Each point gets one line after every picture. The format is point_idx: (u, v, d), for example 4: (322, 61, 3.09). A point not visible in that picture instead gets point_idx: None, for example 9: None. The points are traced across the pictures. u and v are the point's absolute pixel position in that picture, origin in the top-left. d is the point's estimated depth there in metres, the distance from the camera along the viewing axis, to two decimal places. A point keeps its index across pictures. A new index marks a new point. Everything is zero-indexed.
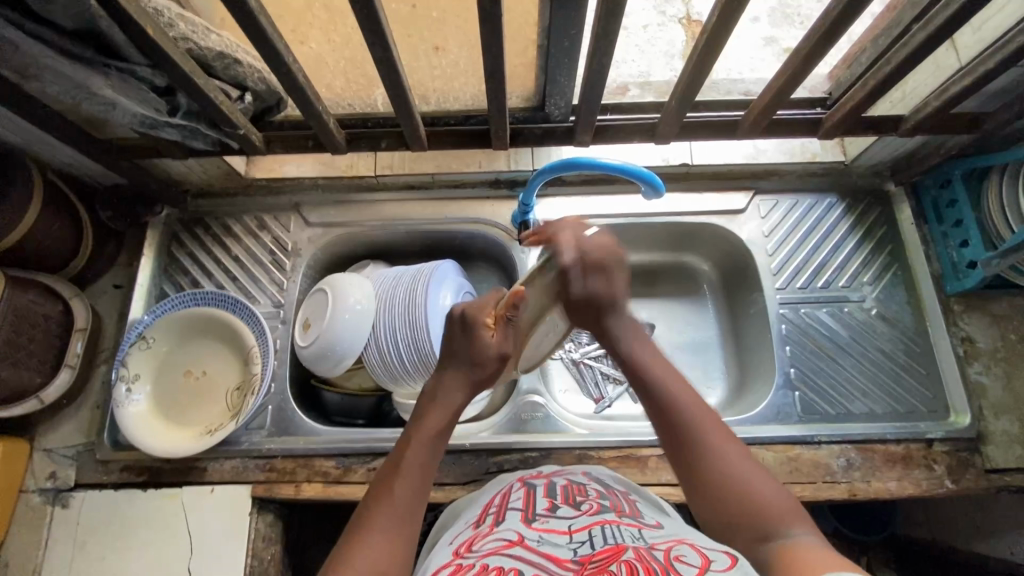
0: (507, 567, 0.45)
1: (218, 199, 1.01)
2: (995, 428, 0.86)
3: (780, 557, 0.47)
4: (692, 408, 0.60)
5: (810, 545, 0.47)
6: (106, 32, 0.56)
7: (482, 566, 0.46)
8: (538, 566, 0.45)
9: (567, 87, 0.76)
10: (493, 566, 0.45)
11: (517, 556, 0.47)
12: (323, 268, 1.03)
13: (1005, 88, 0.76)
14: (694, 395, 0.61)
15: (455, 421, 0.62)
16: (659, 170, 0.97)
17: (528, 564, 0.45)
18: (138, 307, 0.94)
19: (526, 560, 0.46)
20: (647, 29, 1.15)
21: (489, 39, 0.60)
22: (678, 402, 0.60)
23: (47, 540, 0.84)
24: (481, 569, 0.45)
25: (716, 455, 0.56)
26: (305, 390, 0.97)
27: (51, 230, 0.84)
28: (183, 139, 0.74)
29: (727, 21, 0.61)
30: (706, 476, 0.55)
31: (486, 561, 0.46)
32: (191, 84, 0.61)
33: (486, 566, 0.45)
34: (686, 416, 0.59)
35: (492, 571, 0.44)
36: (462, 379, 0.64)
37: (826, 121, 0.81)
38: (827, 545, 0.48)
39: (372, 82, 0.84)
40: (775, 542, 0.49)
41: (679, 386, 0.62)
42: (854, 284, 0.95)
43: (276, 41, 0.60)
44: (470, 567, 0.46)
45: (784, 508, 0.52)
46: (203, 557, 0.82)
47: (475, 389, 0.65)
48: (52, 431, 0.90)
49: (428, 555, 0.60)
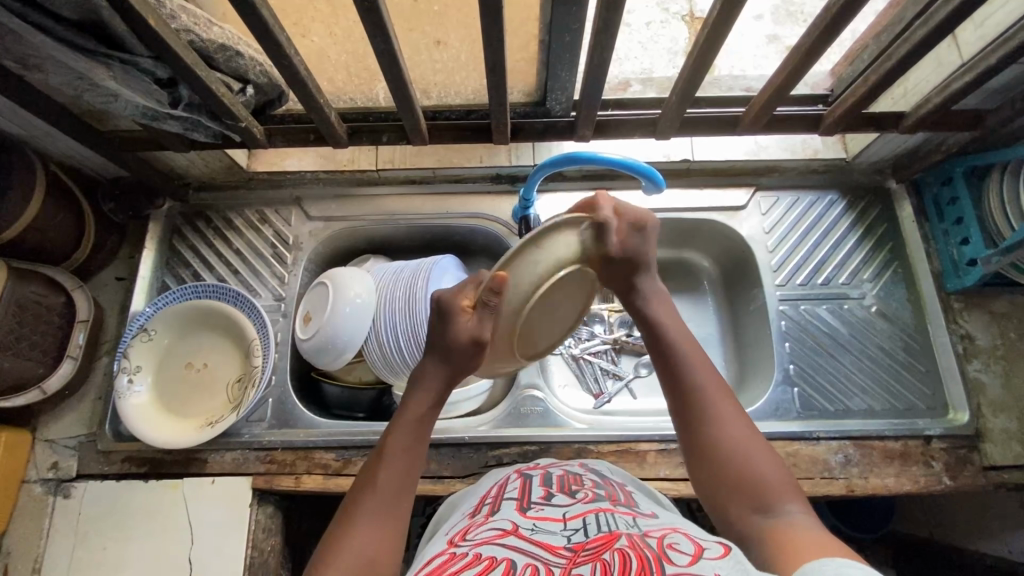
0: (499, 558, 0.45)
1: (220, 193, 1.01)
2: (994, 425, 0.86)
3: (767, 535, 0.48)
4: (703, 378, 0.59)
5: (801, 526, 0.48)
6: (108, 22, 0.55)
7: (475, 555, 0.46)
8: (530, 554, 0.46)
9: (568, 82, 0.76)
10: (485, 556, 0.45)
11: (509, 545, 0.47)
12: (324, 262, 1.03)
13: (1006, 85, 0.76)
14: (708, 369, 0.61)
15: (440, 400, 0.61)
16: (660, 166, 0.97)
17: (520, 553, 0.46)
18: (141, 298, 0.94)
19: (518, 549, 0.46)
20: (650, 26, 1.15)
21: (491, 33, 0.60)
22: (687, 371, 0.60)
23: (48, 530, 0.84)
24: (473, 558, 0.46)
25: (721, 428, 0.56)
26: (305, 382, 0.98)
27: (54, 222, 0.84)
28: (185, 131, 0.75)
29: (727, 15, 0.61)
30: (710, 447, 0.55)
31: (479, 550, 0.47)
32: (193, 76, 0.62)
33: (478, 555, 0.46)
34: (695, 386, 0.59)
35: (484, 561, 0.45)
36: (442, 367, 0.61)
37: (826, 117, 0.81)
38: (821, 527, 0.48)
39: (374, 76, 0.84)
40: (768, 518, 0.50)
41: (694, 358, 0.61)
42: (854, 281, 0.95)
43: (278, 33, 0.60)
44: (463, 556, 0.46)
45: (783, 486, 0.52)
46: (203, 548, 0.82)
47: (454, 377, 0.62)
48: (55, 422, 0.90)
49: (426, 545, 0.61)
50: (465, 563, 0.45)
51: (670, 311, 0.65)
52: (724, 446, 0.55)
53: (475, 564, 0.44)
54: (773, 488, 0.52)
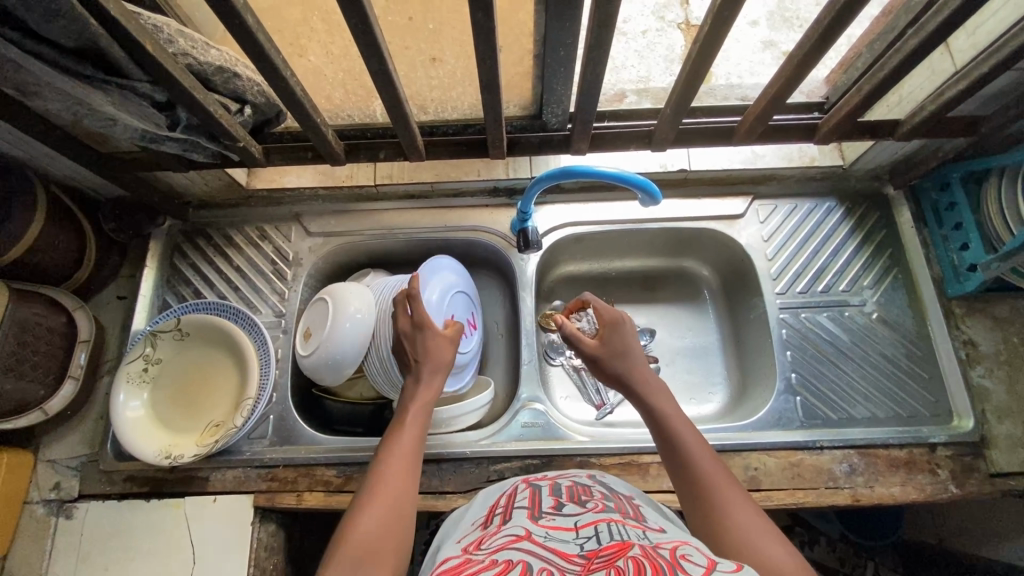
0: (515, 561, 0.45)
1: (218, 210, 1.02)
2: (999, 432, 0.85)
3: None
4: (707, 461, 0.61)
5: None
6: (106, 50, 0.56)
7: (493, 561, 0.45)
8: (548, 558, 0.45)
9: (564, 96, 0.76)
10: (502, 560, 0.45)
11: (525, 549, 0.47)
12: (325, 278, 1.03)
13: (1002, 90, 0.76)
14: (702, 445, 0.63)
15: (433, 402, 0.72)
16: (657, 176, 0.97)
17: (536, 558, 0.45)
18: (142, 317, 0.95)
19: (535, 552, 0.46)
20: (646, 34, 1.16)
21: (484, 50, 0.60)
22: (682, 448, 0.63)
23: (51, 551, 0.84)
24: (490, 564, 0.45)
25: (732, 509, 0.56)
26: (306, 399, 0.98)
27: (53, 244, 0.85)
28: (183, 152, 0.76)
29: (717, 32, 0.62)
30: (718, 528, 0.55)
31: (496, 556, 0.46)
32: (190, 98, 0.62)
33: (495, 561, 0.45)
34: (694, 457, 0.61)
35: (501, 565, 0.44)
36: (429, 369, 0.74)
37: (821, 126, 0.81)
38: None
39: (370, 93, 0.85)
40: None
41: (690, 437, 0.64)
42: (855, 288, 0.95)
43: (274, 56, 0.61)
44: (479, 563, 0.46)
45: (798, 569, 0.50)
46: (205, 565, 0.82)
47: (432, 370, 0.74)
48: (57, 441, 0.91)
49: (434, 549, 0.61)
50: (484, 568, 0.44)
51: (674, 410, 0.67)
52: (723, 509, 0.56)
53: (492, 568, 0.44)
54: (784, 566, 0.50)
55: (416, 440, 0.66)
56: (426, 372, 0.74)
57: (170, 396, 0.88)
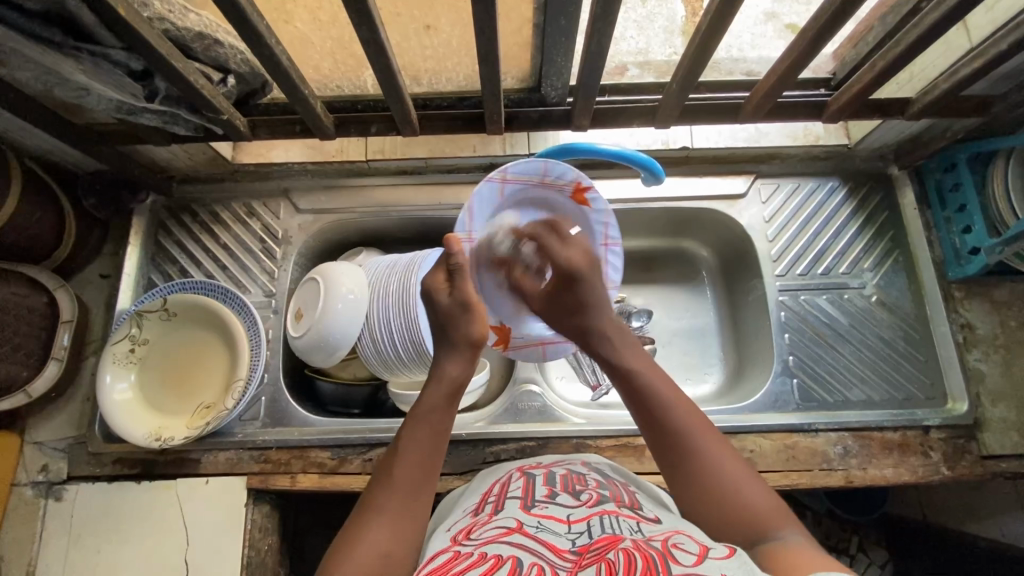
0: (504, 556, 0.44)
1: (204, 185, 0.98)
2: (993, 415, 0.86)
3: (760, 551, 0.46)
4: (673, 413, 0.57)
5: (799, 549, 0.45)
6: (75, 13, 0.52)
7: (479, 555, 0.45)
8: (539, 552, 0.45)
9: (564, 68, 0.72)
10: (491, 555, 0.44)
11: (515, 543, 0.46)
12: (315, 255, 1.01)
13: (1015, 69, 0.74)
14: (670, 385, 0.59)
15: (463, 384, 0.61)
16: (658, 153, 0.94)
17: (526, 552, 0.45)
18: (127, 297, 0.92)
19: (525, 547, 0.45)
20: (646, 3, 1.11)
21: (482, 18, 0.57)
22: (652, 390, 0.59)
23: (41, 533, 0.83)
24: (478, 558, 0.44)
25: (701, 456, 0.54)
26: (299, 380, 0.96)
27: (30, 221, 0.81)
28: (163, 125, 0.72)
29: (725, 11, 0.59)
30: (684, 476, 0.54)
31: (484, 550, 0.45)
32: (169, 68, 0.58)
33: (483, 554, 0.44)
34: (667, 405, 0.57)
35: (490, 561, 0.43)
36: (458, 355, 0.62)
37: (830, 104, 0.79)
38: (817, 548, 0.46)
39: (360, 63, 0.80)
40: (762, 546, 0.47)
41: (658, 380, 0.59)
42: (855, 270, 0.94)
43: (257, 21, 0.57)
44: (468, 555, 0.45)
45: (767, 509, 0.51)
46: (199, 546, 0.82)
47: (475, 343, 0.62)
48: (43, 423, 0.89)
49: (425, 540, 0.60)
50: (469, 563, 0.44)
51: (634, 349, 0.64)
52: (698, 462, 0.54)
53: (480, 566, 0.43)
54: (752, 507, 0.51)
55: (436, 431, 0.57)
56: (447, 349, 0.62)
57: (158, 379, 0.87)
